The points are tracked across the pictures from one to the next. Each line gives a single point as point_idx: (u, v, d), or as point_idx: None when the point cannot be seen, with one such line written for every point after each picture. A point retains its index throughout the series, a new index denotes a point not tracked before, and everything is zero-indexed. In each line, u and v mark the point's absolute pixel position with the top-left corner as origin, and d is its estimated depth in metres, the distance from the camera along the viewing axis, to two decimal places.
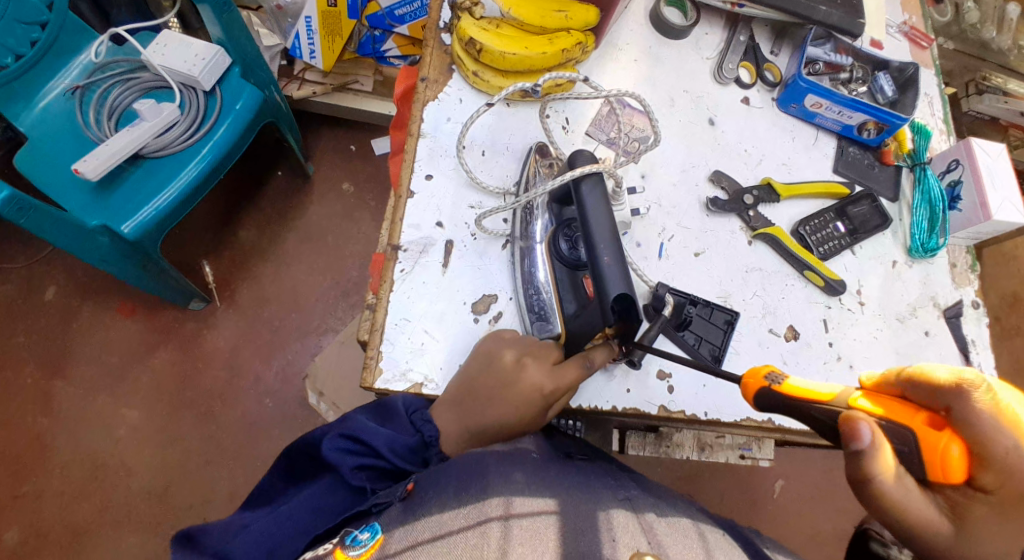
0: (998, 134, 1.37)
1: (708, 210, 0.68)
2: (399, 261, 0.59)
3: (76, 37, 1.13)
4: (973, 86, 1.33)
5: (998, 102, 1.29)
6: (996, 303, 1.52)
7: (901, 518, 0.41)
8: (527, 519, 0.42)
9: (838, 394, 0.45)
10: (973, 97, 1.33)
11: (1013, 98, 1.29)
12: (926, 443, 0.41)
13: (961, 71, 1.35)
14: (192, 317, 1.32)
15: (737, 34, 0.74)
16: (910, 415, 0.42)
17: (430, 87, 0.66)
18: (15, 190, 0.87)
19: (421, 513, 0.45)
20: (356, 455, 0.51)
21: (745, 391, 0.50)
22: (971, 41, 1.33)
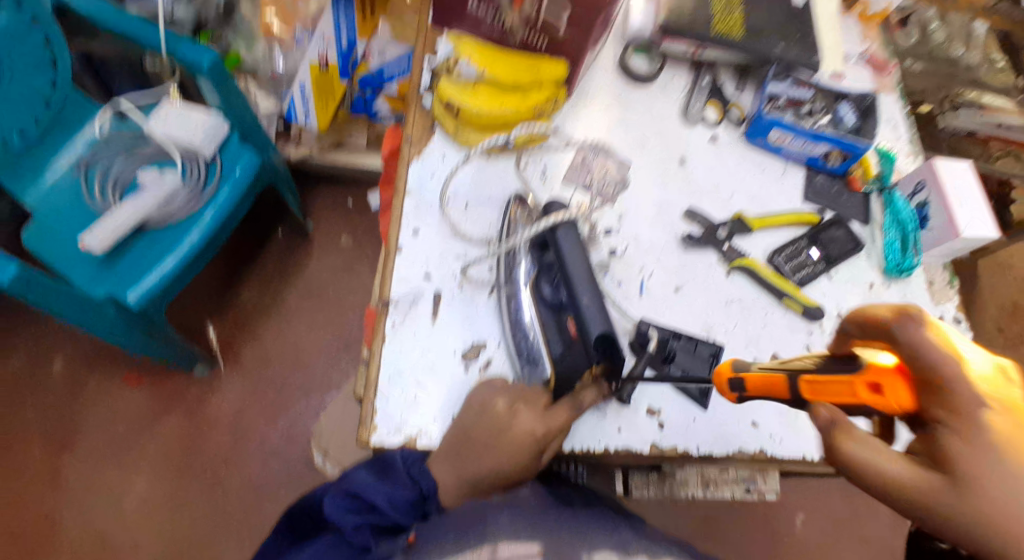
0: (980, 145, 1.47)
1: (685, 245, 0.70)
2: (390, 316, 0.61)
3: (80, 114, 1.19)
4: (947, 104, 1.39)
5: (975, 115, 1.36)
6: (996, 314, 1.53)
7: (882, 477, 0.41)
8: None
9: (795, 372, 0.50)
10: (952, 113, 1.40)
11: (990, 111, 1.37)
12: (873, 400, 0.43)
13: (933, 91, 1.36)
14: (196, 382, 1.34)
15: (699, 78, 0.79)
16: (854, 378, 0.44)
17: (413, 148, 0.70)
18: (24, 266, 0.89)
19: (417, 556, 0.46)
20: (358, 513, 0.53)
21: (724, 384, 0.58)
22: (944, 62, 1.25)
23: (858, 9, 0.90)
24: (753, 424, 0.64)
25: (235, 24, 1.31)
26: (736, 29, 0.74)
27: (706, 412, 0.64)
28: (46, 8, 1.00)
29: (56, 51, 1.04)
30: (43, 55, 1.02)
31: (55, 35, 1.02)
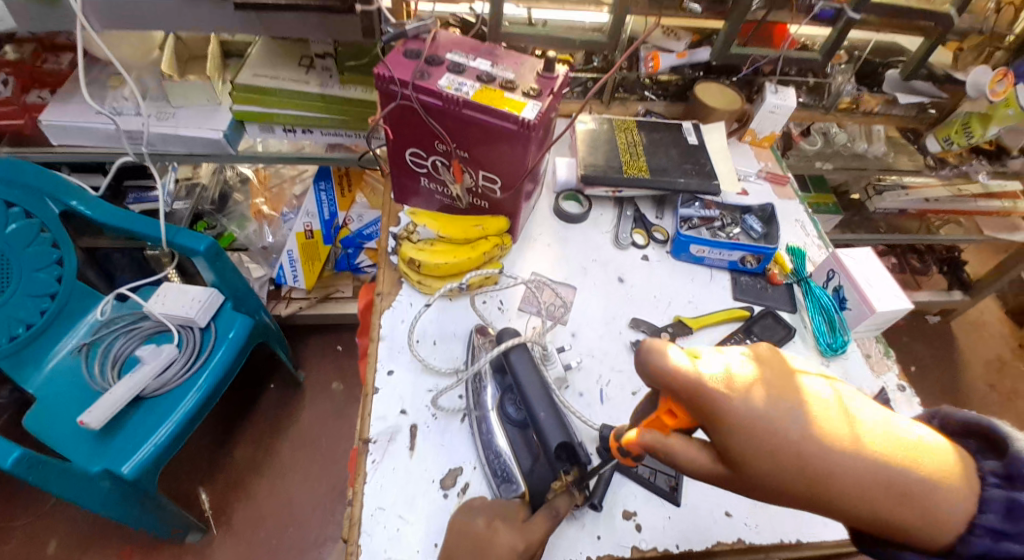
0: (918, 219, 1.65)
1: (635, 352, 0.78)
2: (370, 453, 0.66)
3: (84, 300, 1.30)
4: (873, 189, 1.60)
5: (900, 195, 1.54)
6: None
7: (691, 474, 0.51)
8: None
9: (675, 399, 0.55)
10: (876, 197, 1.59)
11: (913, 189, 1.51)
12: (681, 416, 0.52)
13: (856, 180, 1.57)
14: (187, 553, 1.31)
15: (624, 209, 0.93)
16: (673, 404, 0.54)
17: (384, 299, 0.79)
18: (27, 449, 0.95)
19: None
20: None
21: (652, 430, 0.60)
22: (848, 157, 1.41)
23: (749, 137, 1.08)
24: (727, 514, 0.66)
25: (229, 212, 1.50)
26: (643, 170, 0.90)
27: (681, 508, 0.66)
28: (53, 214, 1.14)
29: (62, 250, 1.17)
30: (49, 255, 1.16)
31: (59, 235, 1.15)
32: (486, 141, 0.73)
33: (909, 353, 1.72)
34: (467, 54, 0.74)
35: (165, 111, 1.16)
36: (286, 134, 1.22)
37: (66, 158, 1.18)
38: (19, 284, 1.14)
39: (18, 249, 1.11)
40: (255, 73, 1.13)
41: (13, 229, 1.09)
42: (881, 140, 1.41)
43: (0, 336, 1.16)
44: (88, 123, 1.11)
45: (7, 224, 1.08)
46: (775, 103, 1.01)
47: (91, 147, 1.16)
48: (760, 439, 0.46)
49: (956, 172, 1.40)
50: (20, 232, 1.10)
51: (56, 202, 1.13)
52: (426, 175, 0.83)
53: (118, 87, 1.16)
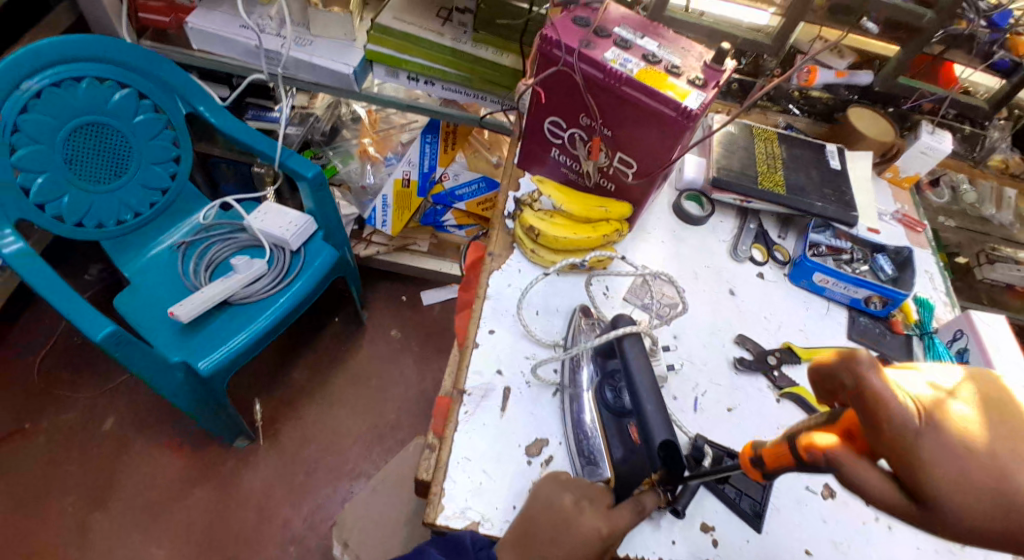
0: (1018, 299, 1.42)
1: (736, 368, 0.75)
2: (463, 404, 0.67)
3: (191, 202, 1.38)
4: (985, 256, 1.39)
5: (1012, 269, 1.37)
6: None
7: None
8: None
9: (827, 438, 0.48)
10: (985, 266, 1.40)
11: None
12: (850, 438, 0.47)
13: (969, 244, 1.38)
14: (234, 455, 1.38)
15: (747, 222, 0.89)
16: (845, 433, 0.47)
17: (495, 260, 0.80)
18: (118, 326, 1.03)
19: None
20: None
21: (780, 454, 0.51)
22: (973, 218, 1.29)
23: (891, 173, 1.00)
24: (807, 553, 0.64)
25: (335, 145, 1.53)
26: (779, 185, 0.86)
27: (761, 534, 0.65)
28: (180, 114, 1.17)
29: (181, 149, 1.19)
30: (167, 152, 1.18)
31: (182, 135, 1.18)
32: (636, 121, 0.72)
33: None
34: (636, 31, 0.73)
35: (304, 38, 1.18)
36: (409, 81, 1.22)
37: (201, 64, 1.22)
38: (136, 171, 1.15)
39: (143, 139, 1.13)
40: (396, 16, 1.13)
41: (142, 119, 1.11)
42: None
43: (109, 219, 1.16)
44: (232, 35, 1.15)
45: (136, 113, 1.11)
46: (930, 144, 0.95)
47: (227, 58, 1.21)
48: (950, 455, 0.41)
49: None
50: (147, 123, 1.12)
51: (186, 104, 1.18)
52: (560, 146, 0.81)
53: (267, 5, 1.20)
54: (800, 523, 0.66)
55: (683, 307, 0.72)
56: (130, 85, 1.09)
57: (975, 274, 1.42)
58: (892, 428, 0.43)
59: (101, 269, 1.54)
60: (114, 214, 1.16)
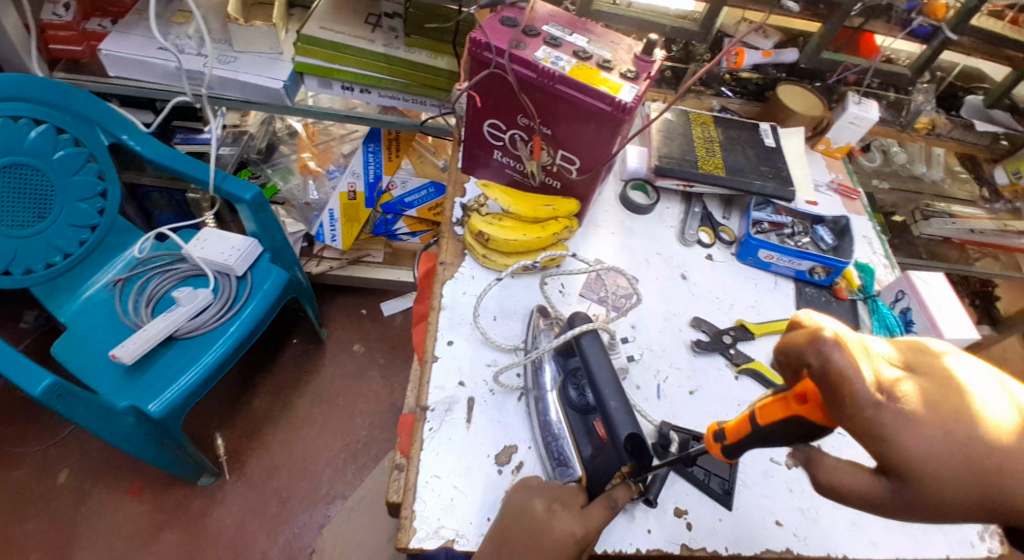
0: (956, 250, 1.50)
1: (694, 351, 0.77)
2: (427, 421, 0.66)
3: (123, 236, 1.31)
4: (919, 213, 1.46)
5: (946, 223, 1.42)
6: None
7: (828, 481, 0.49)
8: None
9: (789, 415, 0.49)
10: (922, 223, 1.46)
11: (961, 219, 1.41)
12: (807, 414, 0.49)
13: (904, 203, 1.45)
14: (200, 493, 1.33)
15: (692, 206, 0.91)
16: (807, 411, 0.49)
17: (447, 269, 0.79)
18: (57, 378, 0.97)
19: None
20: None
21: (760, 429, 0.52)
22: (905, 178, 1.36)
23: (822, 146, 1.05)
24: (778, 523, 0.66)
25: (274, 163, 1.47)
26: (719, 167, 0.88)
27: (732, 512, 0.66)
28: (102, 145, 1.11)
29: (107, 182, 1.13)
30: (92, 187, 1.11)
31: (106, 167, 1.11)
32: (574, 118, 0.72)
33: None
34: (564, 28, 0.73)
35: (227, 54, 1.14)
36: (343, 91, 1.19)
37: (121, 91, 1.16)
38: (61, 210, 1.08)
39: (64, 176, 1.07)
40: (322, 26, 1.11)
41: (61, 156, 1.05)
42: (940, 166, 1.37)
43: (37, 263, 1.09)
44: (148, 56, 1.09)
45: (55, 150, 1.04)
46: (857, 114, 0.98)
47: (147, 83, 1.15)
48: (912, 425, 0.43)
49: (1010, 208, 1.36)
50: (67, 159, 1.06)
51: (107, 134, 1.11)
52: (501, 148, 0.81)
53: (183, 24, 1.15)
54: (768, 496, 0.68)
55: (637, 298, 0.73)
56: (47, 121, 1.02)
57: (912, 232, 1.48)
58: (856, 403, 0.44)
59: (37, 315, 1.45)
60: (42, 258, 1.09)
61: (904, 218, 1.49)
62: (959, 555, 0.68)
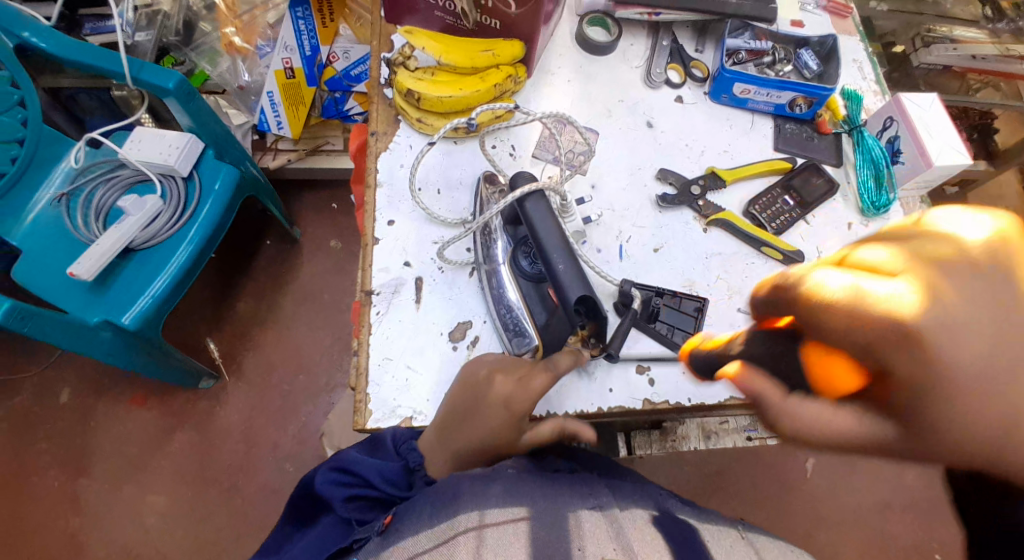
0: (957, 81, 1.40)
1: (659, 207, 0.71)
2: (374, 305, 0.62)
3: (55, 146, 1.14)
4: (920, 40, 1.31)
5: (948, 50, 1.27)
6: None
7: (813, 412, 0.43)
8: (502, 528, 0.44)
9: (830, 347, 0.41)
10: (922, 50, 1.30)
11: (962, 44, 1.27)
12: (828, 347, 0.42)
13: (903, 28, 1.34)
14: (203, 396, 1.34)
15: (660, 39, 0.79)
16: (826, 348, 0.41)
17: (380, 139, 0.70)
18: (16, 300, 0.89)
19: (396, 536, 0.47)
20: (348, 487, 0.55)
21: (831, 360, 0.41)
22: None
23: None
24: None
25: (196, 45, 1.29)
26: None
27: None
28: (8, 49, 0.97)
29: (23, 90, 1.00)
30: (9, 97, 0.99)
31: (18, 73, 0.98)
32: None
33: None
34: None
35: None
36: None
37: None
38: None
39: None
40: None
41: None
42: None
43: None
44: None
45: None
46: None
47: None
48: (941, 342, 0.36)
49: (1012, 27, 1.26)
50: None
51: (10, 35, 0.97)
52: None
53: None
54: None
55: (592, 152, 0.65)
56: None
57: (910, 62, 1.34)
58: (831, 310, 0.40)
59: None
60: None
61: (905, 48, 1.36)
62: None
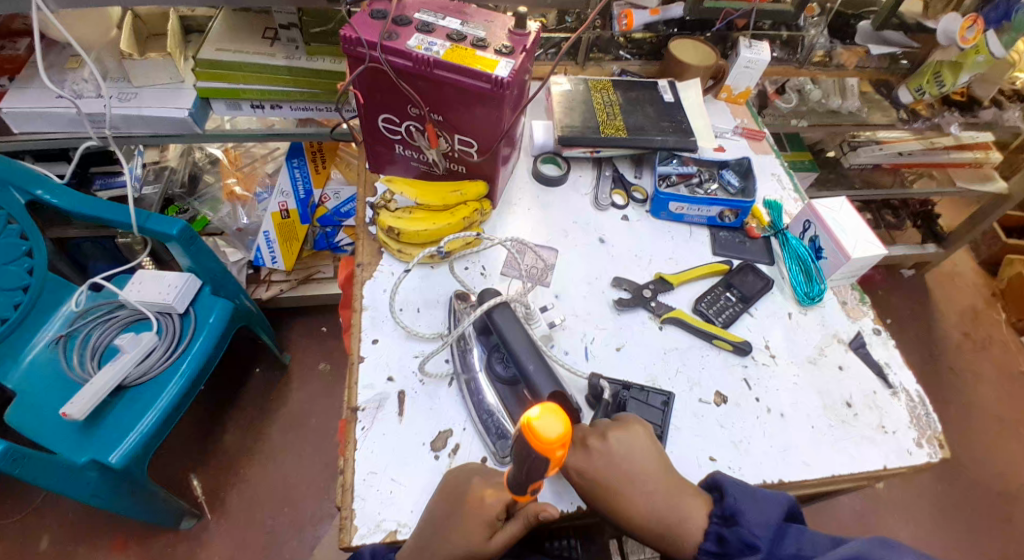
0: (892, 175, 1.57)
1: (618, 309, 0.79)
2: (359, 421, 0.67)
3: (57, 293, 1.22)
4: (847, 145, 1.52)
5: (874, 150, 1.46)
6: (957, 321, 1.69)
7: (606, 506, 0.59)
8: None
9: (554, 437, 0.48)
10: (851, 153, 1.51)
11: (887, 144, 1.45)
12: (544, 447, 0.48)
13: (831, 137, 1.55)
14: (184, 537, 1.30)
15: (603, 170, 0.93)
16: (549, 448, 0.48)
17: (365, 270, 0.79)
18: (13, 443, 0.91)
19: None
20: None
21: (546, 447, 0.48)
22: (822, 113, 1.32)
23: (725, 94, 1.09)
24: (711, 459, 0.69)
25: (200, 195, 1.43)
26: (621, 129, 0.90)
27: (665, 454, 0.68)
28: (20, 204, 1.07)
29: (31, 241, 1.10)
30: (17, 248, 1.08)
31: (28, 226, 1.08)
32: (460, 104, 0.73)
33: (898, 296, 1.73)
34: (436, 13, 0.73)
35: (127, 91, 1.05)
36: (254, 111, 1.12)
37: (30, 146, 1.08)
38: None
39: None
40: (219, 47, 1.04)
41: None
42: (855, 96, 1.33)
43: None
44: (48, 107, 1.01)
45: None
46: (750, 57, 1.02)
47: (53, 133, 1.07)
48: (625, 471, 0.60)
49: (929, 125, 1.33)
50: None
51: (21, 191, 1.07)
52: (401, 141, 0.82)
53: (77, 70, 1.05)
54: (699, 434, 0.70)
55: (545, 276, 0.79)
56: None
57: (844, 163, 1.54)
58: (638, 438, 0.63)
59: None
60: None
61: (836, 153, 1.56)
62: (895, 463, 0.72)
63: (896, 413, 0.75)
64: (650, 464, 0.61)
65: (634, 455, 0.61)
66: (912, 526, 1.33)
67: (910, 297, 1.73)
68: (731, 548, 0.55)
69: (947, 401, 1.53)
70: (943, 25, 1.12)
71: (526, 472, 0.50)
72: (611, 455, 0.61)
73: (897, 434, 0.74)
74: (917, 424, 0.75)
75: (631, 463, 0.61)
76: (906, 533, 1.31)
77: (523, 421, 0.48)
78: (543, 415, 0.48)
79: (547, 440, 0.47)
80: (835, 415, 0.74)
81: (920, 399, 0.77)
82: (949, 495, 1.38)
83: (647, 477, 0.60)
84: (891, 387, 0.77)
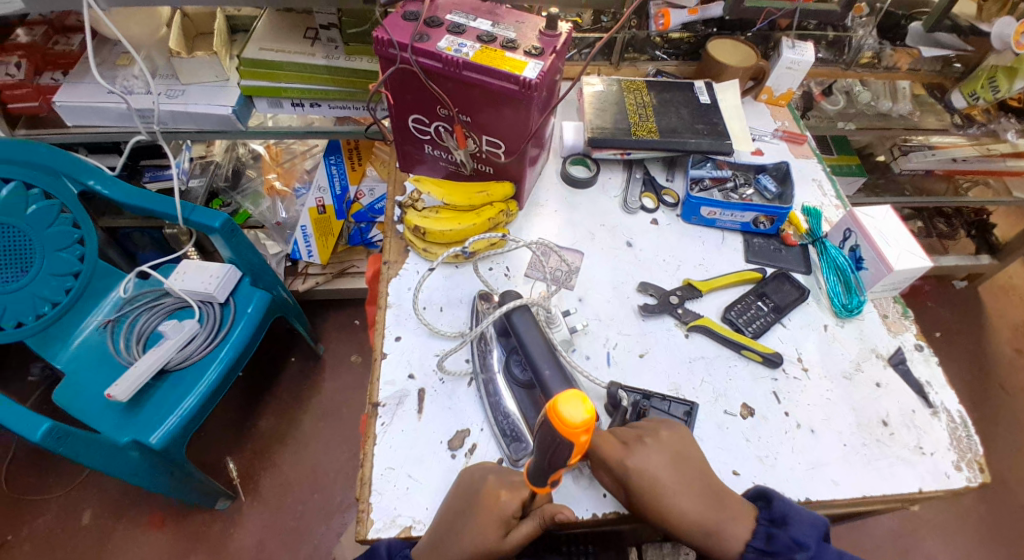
0: (947, 182, 1.49)
1: (643, 315, 0.77)
2: (380, 416, 0.67)
3: (107, 279, 1.28)
4: (898, 149, 1.45)
5: (926, 156, 1.39)
6: (1010, 337, 1.60)
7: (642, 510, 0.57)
8: None
9: (580, 425, 0.47)
10: (901, 158, 1.44)
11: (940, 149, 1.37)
12: (570, 435, 0.47)
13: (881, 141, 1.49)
14: (218, 518, 1.35)
15: (633, 172, 0.92)
16: (574, 435, 0.48)
17: (391, 268, 0.80)
18: (55, 422, 0.95)
19: None
20: None
21: (572, 432, 0.47)
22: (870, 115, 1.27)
23: (765, 95, 1.06)
24: (734, 473, 0.67)
25: (242, 189, 1.46)
26: (653, 131, 0.88)
27: None
28: (71, 193, 1.11)
29: (82, 230, 1.14)
30: (69, 236, 1.13)
31: (79, 214, 1.12)
32: (488, 104, 0.73)
33: (947, 308, 1.65)
34: (468, 15, 0.74)
35: (175, 88, 1.10)
36: (295, 108, 1.15)
37: (83, 138, 1.14)
38: (42, 262, 1.11)
39: (40, 229, 1.09)
40: (262, 46, 1.07)
41: (35, 208, 1.07)
42: (906, 98, 1.27)
43: (27, 314, 1.12)
44: (100, 102, 1.06)
45: (50, 224, 1.10)
46: (792, 58, 0.98)
47: (103, 127, 1.12)
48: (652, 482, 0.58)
49: (984, 131, 1.27)
50: (40, 212, 1.08)
51: (75, 181, 1.11)
52: (430, 142, 0.83)
53: (127, 67, 1.10)
54: (722, 446, 0.68)
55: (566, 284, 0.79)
56: (13, 178, 1.06)
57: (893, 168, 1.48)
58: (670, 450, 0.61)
59: (45, 366, 1.43)
60: (30, 309, 1.12)
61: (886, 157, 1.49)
62: (931, 486, 0.68)
63: (936, 434, 0.71)
64: (670, 473, 0.59)
65: (661, 464, 0.59)
66: (950, 545, 1.26)
67: (960, 311, 1.64)
68: (778, 547, 0.55)
69: (997, 421, 1.44)
70: (998, 29, 1.05)
71: (550, 460, 0.50)
72: (637, 463, 0.59)
73: (936, 457, 0.70)
74: (958, 447, 0.71)
75: (650, 474, 0.59)
76: (942, 553, 1.25)
77: (550, 405, 0.48)
78: (570, 400, 0.48)
79: (574, 425, 0.47)
80: (869, 434, 0.71)
81: (961, 421, 0.73)
82: (993, 518, 1.30)
83: (669, 488, 0.58)
84: (932, 407, 0.73)
